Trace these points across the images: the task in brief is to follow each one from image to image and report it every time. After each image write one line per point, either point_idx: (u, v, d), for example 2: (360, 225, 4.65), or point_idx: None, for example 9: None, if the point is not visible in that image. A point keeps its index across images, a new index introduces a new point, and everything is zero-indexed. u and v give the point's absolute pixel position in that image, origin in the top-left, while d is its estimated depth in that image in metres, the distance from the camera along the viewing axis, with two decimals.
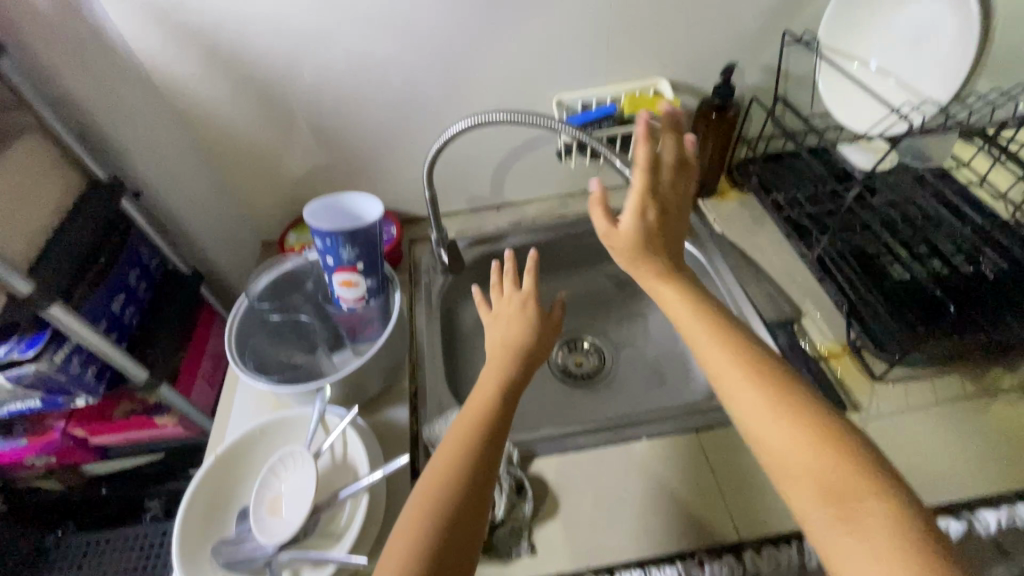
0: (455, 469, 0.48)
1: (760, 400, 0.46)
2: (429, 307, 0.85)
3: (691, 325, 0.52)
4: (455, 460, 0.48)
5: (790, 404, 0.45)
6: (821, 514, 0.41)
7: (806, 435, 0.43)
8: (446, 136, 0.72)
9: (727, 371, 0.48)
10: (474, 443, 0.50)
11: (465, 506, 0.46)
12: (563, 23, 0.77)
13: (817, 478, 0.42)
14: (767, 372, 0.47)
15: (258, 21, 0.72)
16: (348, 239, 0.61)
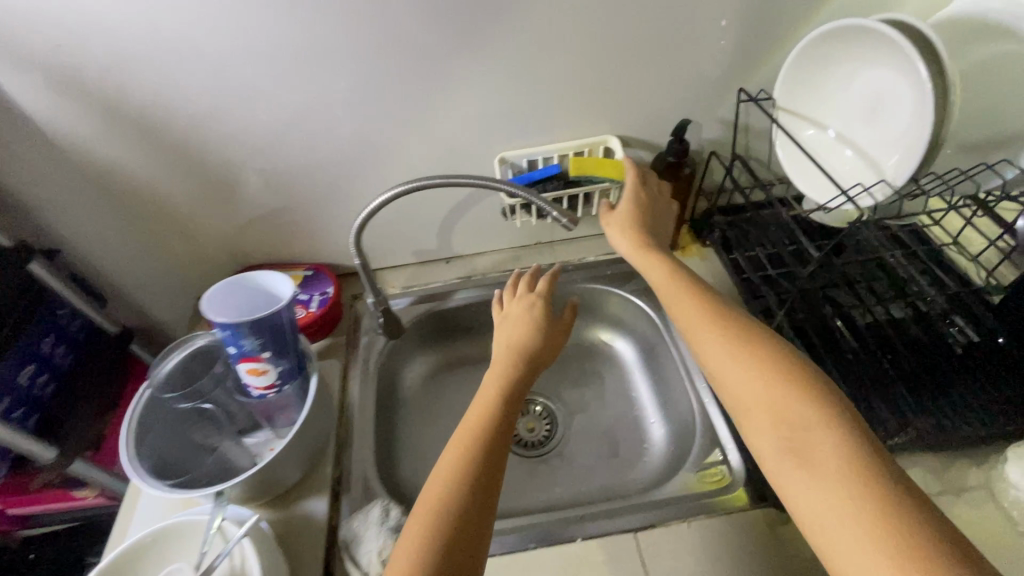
0: (469, 447, 0.53)
1: (757, 396, 0.49)
2: (364, 376, 0.79)
3: (682, 310, 0.60)
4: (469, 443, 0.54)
5: (764, 365, 0.51)
6: (787, 458, 0.45)
7: (776, 390, 0.49)
8: (373, 205, 0.67)
9: (730, 368, 0.52)
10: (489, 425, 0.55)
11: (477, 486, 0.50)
12: (504, 79, 0.72)
13: (785, 426, 0.46)
14: (744, 344, 0.53)
15: (167, 83, 0.66)
16: (249, 328, 0.56)
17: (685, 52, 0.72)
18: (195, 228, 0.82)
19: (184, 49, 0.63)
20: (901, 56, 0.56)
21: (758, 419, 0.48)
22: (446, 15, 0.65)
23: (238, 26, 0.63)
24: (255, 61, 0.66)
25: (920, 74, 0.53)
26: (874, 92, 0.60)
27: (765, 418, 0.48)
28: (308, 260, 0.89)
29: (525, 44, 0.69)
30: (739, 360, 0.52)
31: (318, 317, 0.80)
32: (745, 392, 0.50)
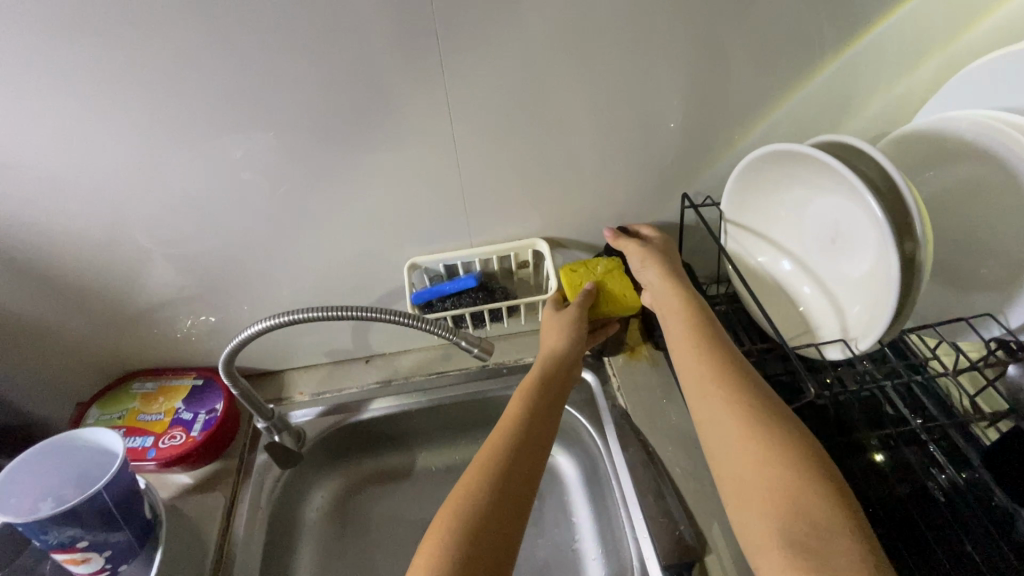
0: (494, 456, 0.53)
1: (738, 414, 0.49)
2: (251, 514, 0.67)
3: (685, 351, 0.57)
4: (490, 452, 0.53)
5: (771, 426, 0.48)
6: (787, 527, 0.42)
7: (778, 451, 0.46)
8: (244, 337, 0.58)
9: (708, 394, 0.52)
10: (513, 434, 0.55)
11: (495, 499, 0.49)
12: (415, 182, 0.63)
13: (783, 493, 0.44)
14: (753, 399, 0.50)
15: (12, 185, 0.56)
16: (54, 519, 0.46)
17: (621, 151, 0.64)
18: (60, 334, 0.71)
19: (27, 150, 0.54)
20: (853, 187, 0.48)
21: (737, 442, 0.48)
22: (340, 116, 0.57)
23: (92, 127, 0.54)
24: (117, 162, 0.57)
25: (874, 211, 0.45)
26: (831, 222, 0.53)
27: (751, 435, 0.48)
28: (202, 364, 0.79)
29: (436, 145, 0.61)
30: (719, 380, 0.52)
31: (200, 442, 0.69)
32: (723, 416, 0.50)
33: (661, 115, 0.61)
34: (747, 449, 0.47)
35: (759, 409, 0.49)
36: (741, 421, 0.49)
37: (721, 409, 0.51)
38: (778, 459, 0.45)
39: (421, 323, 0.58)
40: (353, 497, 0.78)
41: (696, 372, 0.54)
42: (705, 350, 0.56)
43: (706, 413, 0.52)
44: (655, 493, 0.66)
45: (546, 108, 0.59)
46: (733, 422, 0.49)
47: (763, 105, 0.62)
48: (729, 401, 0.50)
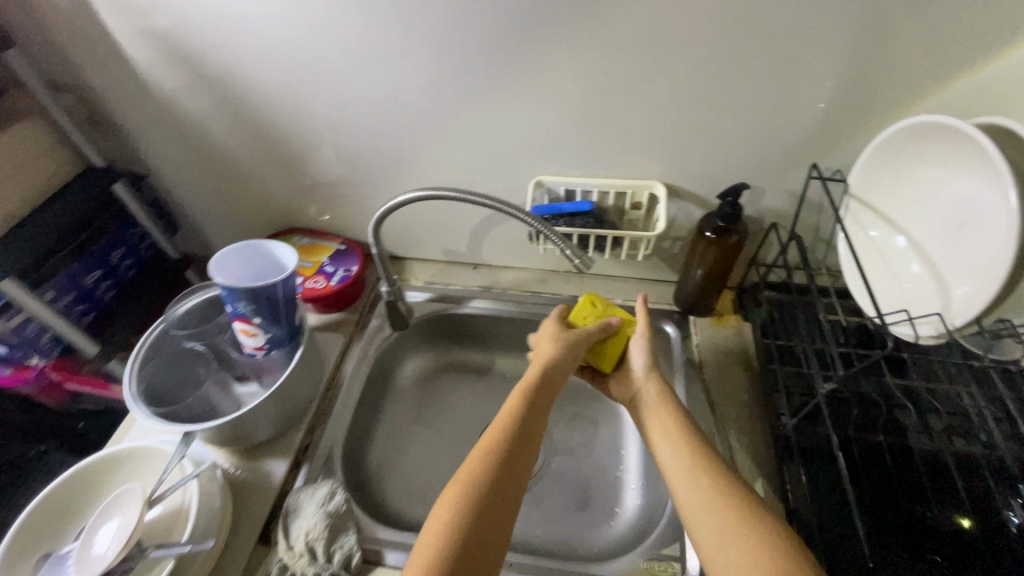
0: (501, 434, 0.56)
1: (709, 491, 0.50)
2: (360, 358, 0.81)
3: (669, 427, 0.59)
4: (497, 430, 0.56)
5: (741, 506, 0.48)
6: None
7: (748, 527, 0.46)
8: (394, 203, 0.69)
9: (695, 461, 0.54)
10: (519, 419, 0.58)
11: (495, 495, 0.51)
12: (560, 106, 0.70)
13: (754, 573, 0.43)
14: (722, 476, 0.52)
15: (248, 49, 0.71)
16: (244, 293, 0.60)
17: (761, 113, 0.66)
18: (255, 178, 0.89)
19: (261, 19, 0.68)
20: (995, 171, 0.48)
21: (725, 505, 0.49)
22: (508, 33, 0.64)
23: (314, 10, 0.66)
24: (325, 40, 0.69)
25: (1009, 202, 0.45)
26: (959, 210, 0.53)
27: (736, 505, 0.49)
28: (345, 233, 0.94)
29: (586, 75, 0.66)
30: (696, 456, 0.54)
31: (334, 292, 0.84)
32: (693, 489, 0.52)
33: (812, 82, 0.62)
34: (733, 513, 0.48)
35: (731, 486, 0.51)
36: (716, 495, 0.50)
37: (694, 480, 0.52)
38: (751, 531, 0.46)
39: (541, 225, 0.65)
40: (437, 377, 0.91)
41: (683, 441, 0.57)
42: (685, 433, 0.58)
43: (682, 477, 0.53)
44: (707, 442, 0.69)
45: (698, 56, 0.62)
46: (721, 488, 0.51)
47: (926, 87, 0.59)
48: (707, 476, 0.52)
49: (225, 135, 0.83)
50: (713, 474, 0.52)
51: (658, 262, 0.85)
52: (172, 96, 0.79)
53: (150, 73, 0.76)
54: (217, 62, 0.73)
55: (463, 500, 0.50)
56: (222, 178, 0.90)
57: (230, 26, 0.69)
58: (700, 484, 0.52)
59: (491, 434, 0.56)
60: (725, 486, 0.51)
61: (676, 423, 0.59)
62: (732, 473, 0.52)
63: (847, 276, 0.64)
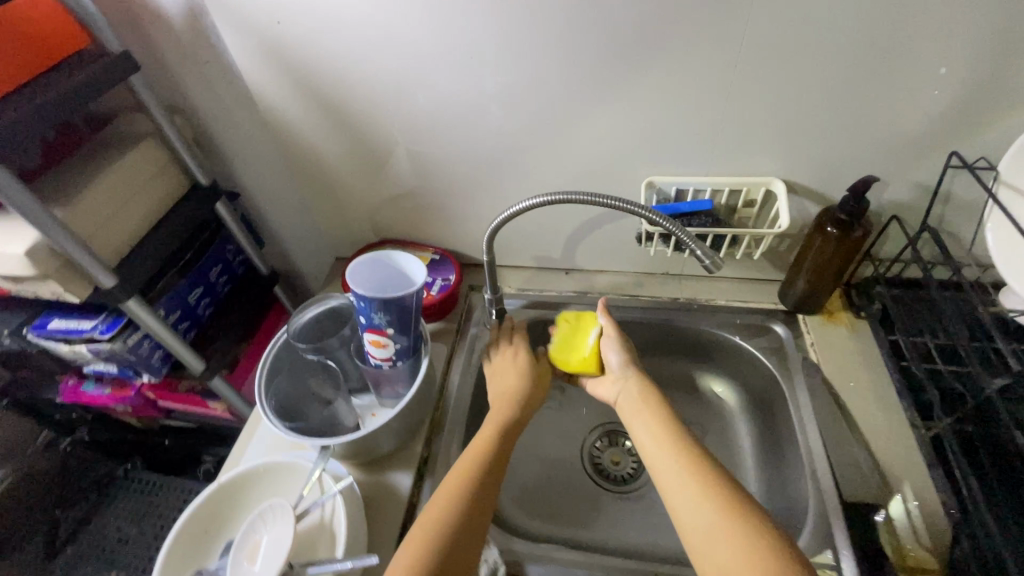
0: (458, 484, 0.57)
1: (690, 491, 0.53)
2: (466, 367, 0.81)
3: (650, 432, 0.61)
4: (457, 478, 0.58)
5: (723, 506, 0.50)
6: None
7: (726, 530, 0.49)
8: (513, 210, 0.67)
9: (681, 481, 0.54)
10: (479, 463, 0.60)
11: (468, 522, 0.54)
12: (677, 107, 0.69)
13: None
14: (703, 473, 0.54)
15: (357, 61, 0.72)
16: (380, 304, 0.59)
17: (893, 103, 0.64)
18: (350, 190, 0.90)
19: (375, 30, 0.68)
20: None
21: (709, 524, 0.50)
22: (629, 34, 0.64)
23: (429, 19, 0.66)
24: (439, 52, 0.69)
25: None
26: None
27: (723, 521, 0.49)
28: (439, 245, 0.96)
29: (708, 71, 0.65)
30: (679, 456, 0.57)
31: (436, 301, 0.84)
32: (677, 490, 0.54)
33: (958, 70, 0.59)
34: (721, 534, 0.49)
35: (713, 484, 0.53)
36: (694, 497, 0.52)
37: (674, 482, 0.55)
38: (732, 534, 0.48)
39: (673, 224, 0.63)
40: None
41: (670, 458, 0.57)
42: (662, 434, 0.60)
43: (675, 496, 0.54)
44: (843, 445, 0.67)
45: (834, 47, 0.60)
46: (708, 508, 0.51)
47: None
48: (687, 478, 0.54)
49: (324, 149, 0.84)
50: (693, 474, 0.54)
51: (763, 261, 0.84)
52: (276, 112, 0.80)
53: (259, 89, 0.77)
54: (328, 78, 0.74)
55: (432, 532, 0.53)
56: (313, 192, 0.91)
57: (343, 39, 0.70)
58: (687, 506, 0.52)
59: (450, 486, 0.57)
60: (704, 485, 0.53)
61: (654, 426, 0.62)
62: (719, 488, 0.52)
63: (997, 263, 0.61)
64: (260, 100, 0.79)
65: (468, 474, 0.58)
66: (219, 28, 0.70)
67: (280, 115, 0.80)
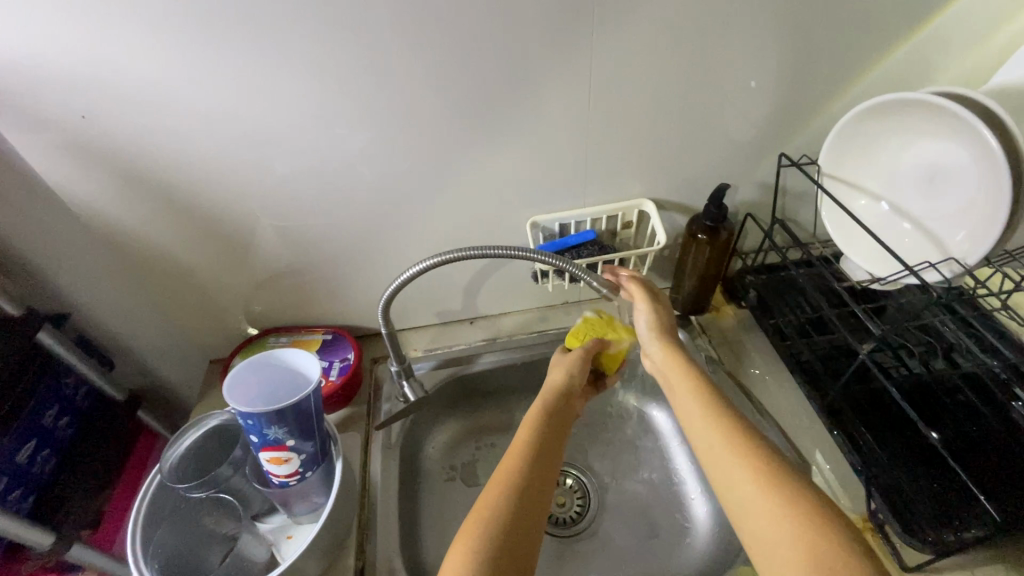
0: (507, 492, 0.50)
1: (749, 471, 0.49)
2: (387, 450, 0.74)
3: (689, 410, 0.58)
4: (501, 487, 0.51)
5: (775, 487, 0.47)
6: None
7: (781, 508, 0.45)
8: (403, 278, 0.65)
9: (717, 454, 0.52)
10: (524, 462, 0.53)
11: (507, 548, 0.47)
12: (544, 148, 0.71)
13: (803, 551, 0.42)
14: (754, 454, 0.50)
15: (191, 146, 0.64)
16: (273, 418, 0.52)
17: (724, 118, 0.71)
18: (213, 283, 0.79)
19: (206, 109, 0.61)
20: (968, 128, 0.56)
21: (750, 497, 0.47)
22: (482, 84, 0.64)
23: (267, 91, 0.61)
24: (291, 126, 0.65)
25: (990, 144, 0.53)
26: (931, 164, 0.61)
27: (763, 490, 0.47)
28: (329, 322, 0.88)
29: (563, 111, 0.68)
30: (727, 436, 0.52)
31: (339, 386, 0.76)
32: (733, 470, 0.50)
33: (768, 85, 0.68)
34: (763, 504, 0.46)
35: (766, 462, 0.49)
36: (754, 478, 0.48)
37: (727, 465, 0.50)
38: (787, 513, 0.45)
39: (561, 262, 0.64)
40: (465, 446, 0.85)
41: (705, 430, 0.54)
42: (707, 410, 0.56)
43: (717, 469, 0.51)
44: (760, 431, 0.72)
45: (666, 77, 0.66)
46: (749, 479, 0.48)
47: (857, 68, 0.68)
48: (740, 459, 0.50)
49: (170, 244, 0.73)
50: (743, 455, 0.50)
51: (650, 273, 0.89)
52: (99, 213, 0.68)
53: (70, 192, 0.66)
54: (165, 168, 0.66)
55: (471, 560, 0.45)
56: (166, 294, 0.79)
57: (167, 123, 0.62)
58: (729, 480, 0.50)
59: (494, 496, 0.50)
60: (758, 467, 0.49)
61: (694, 401, 0.58)
62: (757, 453, 0.50)
63: (835, 239, 0.70)
64: (75, 204, 0.67)
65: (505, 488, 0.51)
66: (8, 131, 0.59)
67: (104, 216, 0.69)
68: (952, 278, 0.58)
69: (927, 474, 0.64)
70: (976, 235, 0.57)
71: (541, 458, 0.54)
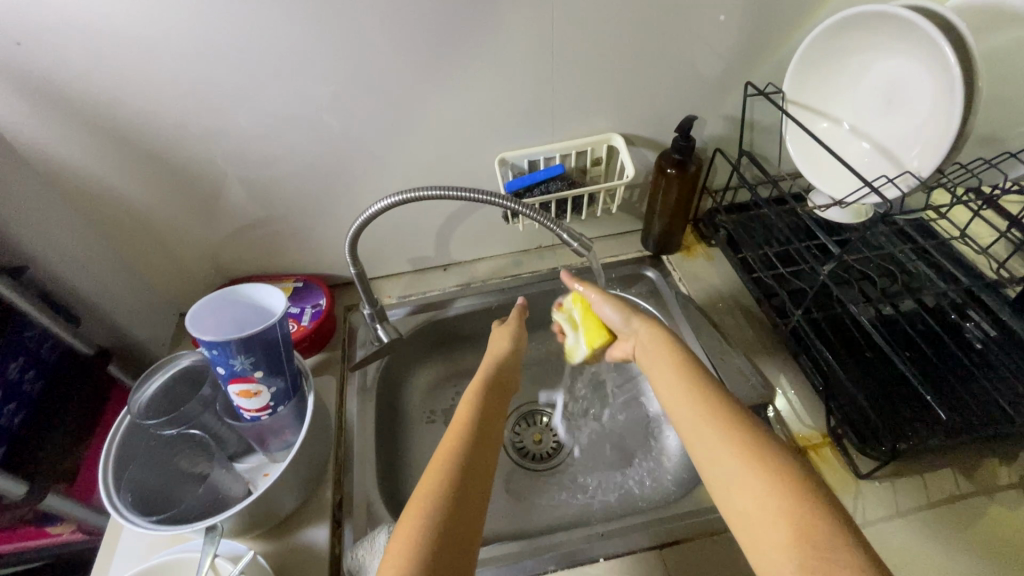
0: (453, 476, 0.48)
1: (728, 441, 0.48)
2: (362, 391, 0.74)
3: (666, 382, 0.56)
4: (451, 460, 0.50)
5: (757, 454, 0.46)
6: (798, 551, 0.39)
7: (759, 478, 0.44)
8: (368, 214, 0.63)
9: (696, 426, 0.51)
10: (471, 437, 0.53)
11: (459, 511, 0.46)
12: (510, 82, 0.70)
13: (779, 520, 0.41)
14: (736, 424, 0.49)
15: (138, 82, 0.61)
16: (240, 346, 0.51)
17: (693, 49, 0.70)
18: (176, 231, 0.77)
19: (150, 40, 0.58)
20: (930, 38, 0.56)
21: (730, 470, 0.46)
22: (443, 12, 0.62)
23: (215, 20, 0.58)
24: (244, 64, 0.62)
25: (946, 57, 0.55)
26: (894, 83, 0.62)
27: (747, 468, 0.45)
28: (300, 271, 0.87)
29: (528, 42, 0.66)
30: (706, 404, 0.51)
31: (311, 330, 0.76)
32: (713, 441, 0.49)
33: (736, 12, 0.67)
34: (747, 483, 0.44)
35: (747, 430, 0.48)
36: (735, 447, 0.47)
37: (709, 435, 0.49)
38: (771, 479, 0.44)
39: (537, 212, 0.64)
40: (442, 389, 0.86)
41: (686, 407, 0.52)
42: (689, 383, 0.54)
43: (699, 447, 0.49)
44: (726, 360, 0.74)
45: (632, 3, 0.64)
46: (732, 457, 0.46)
47: None
48: (721, 428, 0.49)
49: (127, 190, 0.71)
50: (723, 426, 0.49)
51: (622, 214, 0.89)
52: (47, 156, 0.65)
53: (13, 132, 0.63)
54: (114, 108, 0.63)
55: (424, 514, 0.45)
56: (128, 245, 0.77)
57: (110, 56, 0.58)
58: (712, 458, 0.48)
59: (443, 457, 0.50)
60: (740, 435, 0.48)
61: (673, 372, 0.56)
62: (734, 422, 0.49)
63: (801, 169, 0.71)
64: (21, 146, 0.64)
65: (455, 456, 0.50)
66: None
67: (53, 159, 0.66)
68: (907, 192, 0.60)
69: (884, 392, 0.66)
70: (933, 149, 0.59)
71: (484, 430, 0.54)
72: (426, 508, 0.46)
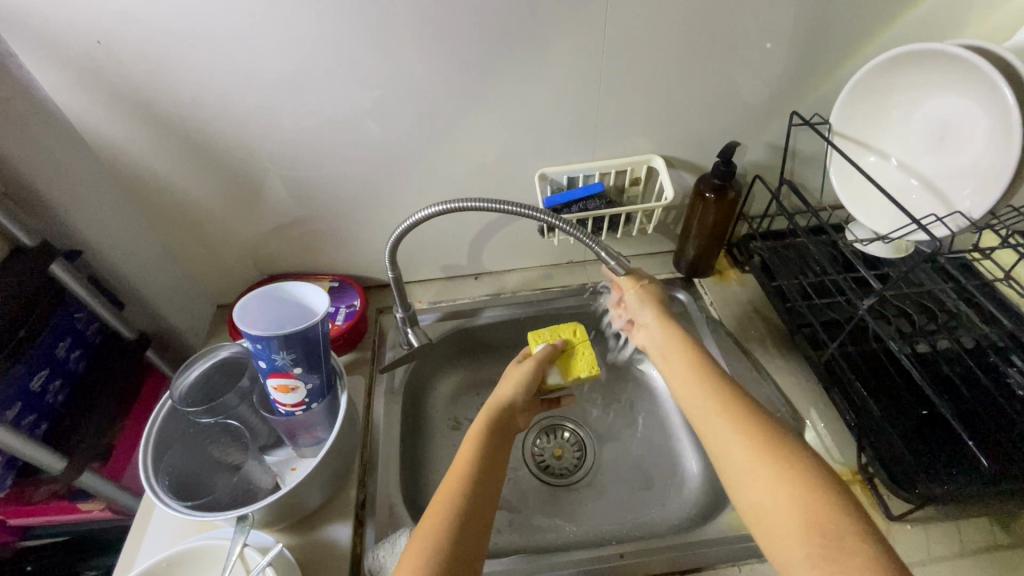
0: (461, 500, 0.51)
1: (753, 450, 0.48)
2: (389, 393, 0.75)
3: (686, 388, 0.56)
4: (459, 487, 0.52)
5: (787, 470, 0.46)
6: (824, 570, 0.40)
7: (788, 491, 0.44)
8: (411, 221, 0.65)
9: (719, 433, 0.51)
10: (482, 467, 0.54)
11: (464, 536, 0.48)
12: (554, 100, 0.71)
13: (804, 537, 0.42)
14: (761, 438, 0.48)
15: (200, 80, 0.64)
16: (281, 343, 0.53)
17: (740, 76, 0.71)
18: (222, 226, 0.80)
19: (215, 41, 0.61)
20: (987, 79, 0.56)
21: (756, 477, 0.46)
22: (496, 30, 0.63)
23: (277, 25, 0.60)
24: (300, 68, 0.64)
25: (1005, 99, 0.54)
26: (947, 122, 0.61)
27: (764, 474, 0.46)
28: (336, 271, 0.89)
29: (576, 61, 0.67)
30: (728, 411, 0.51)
31: (345, 330, 0.78)
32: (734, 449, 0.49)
33: (785, 42, 0.67)
34: (759, 473, 0.46)
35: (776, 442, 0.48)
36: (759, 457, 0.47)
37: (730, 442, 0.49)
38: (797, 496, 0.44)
39: (574, 228, 0.64)
40: (466, 397, 0.86)
41: (698, 400, 0.54)
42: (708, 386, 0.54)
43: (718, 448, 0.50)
44: (756, 389, 0.73)
45: (682, 28, 0.65)
46: (744, 447, 0.48)
47: (878, 26, 0.66)
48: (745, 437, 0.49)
49: (181, 183, 0.74)
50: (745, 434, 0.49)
51: (656, 234, 0.89)
52: (109, 146, 0.69)
53: (81, 122, 0.66)
54: (176, 103, 0.66)
55: (433, 538, 0.48)
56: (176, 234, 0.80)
57: (176, 54, 0.61)
58: (735, 469, 0.48)
59: (454, 484, 0.52)
60: (766, 449, 0.47)
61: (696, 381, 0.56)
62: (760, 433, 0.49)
63: (844, 203, 0.70)
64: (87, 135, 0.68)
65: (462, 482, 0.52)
66: (25, 61, 0.60)
67: (114, 149, 0.69)
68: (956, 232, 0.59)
69: (919, 433, 0.65)
70: (984, 191, 0.58)
71: (491, 459, 0.56)
72: (436, 532, 0.48)
